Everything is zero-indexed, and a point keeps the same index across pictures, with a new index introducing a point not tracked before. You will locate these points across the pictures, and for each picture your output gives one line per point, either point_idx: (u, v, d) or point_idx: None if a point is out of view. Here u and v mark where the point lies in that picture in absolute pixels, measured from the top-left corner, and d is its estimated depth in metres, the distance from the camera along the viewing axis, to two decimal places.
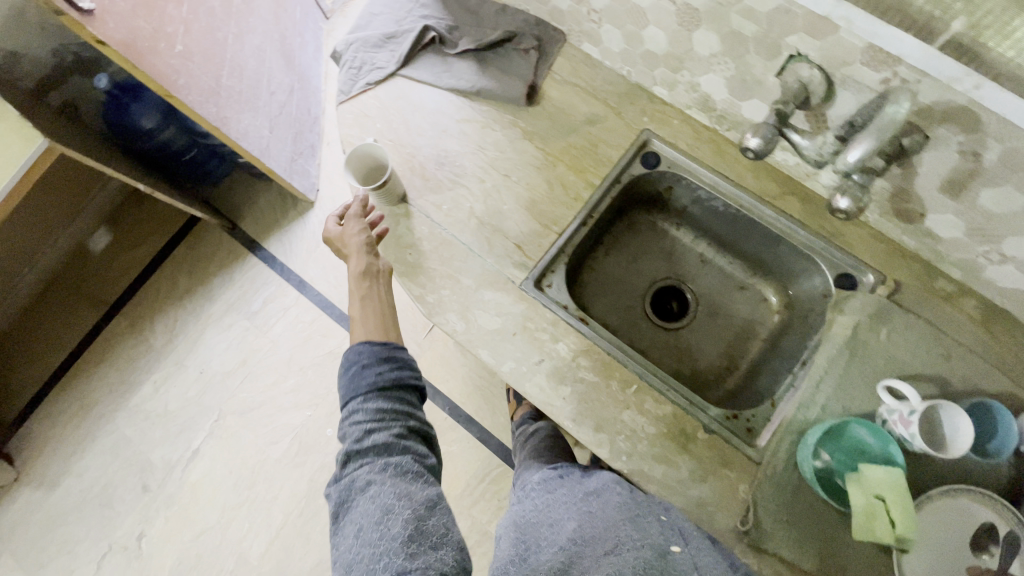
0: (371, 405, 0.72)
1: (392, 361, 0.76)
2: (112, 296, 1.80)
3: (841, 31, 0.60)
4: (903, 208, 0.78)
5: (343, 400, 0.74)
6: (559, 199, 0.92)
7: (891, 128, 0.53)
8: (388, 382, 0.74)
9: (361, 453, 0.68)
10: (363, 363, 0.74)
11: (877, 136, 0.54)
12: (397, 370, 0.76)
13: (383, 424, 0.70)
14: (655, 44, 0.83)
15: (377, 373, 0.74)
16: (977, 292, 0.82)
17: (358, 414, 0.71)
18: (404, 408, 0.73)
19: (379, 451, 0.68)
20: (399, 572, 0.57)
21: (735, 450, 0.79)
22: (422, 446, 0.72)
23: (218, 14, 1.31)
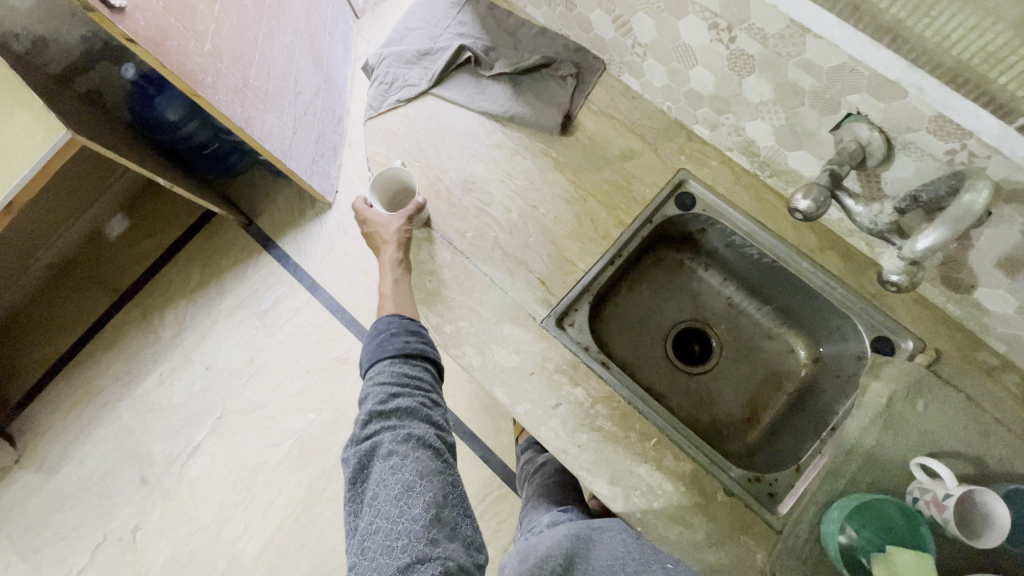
0: (397, 370, 0.77)
1: (419, 334, 0.81)
2: (124, 284, 1.80)
3: (910, 98, 0.56)
4: (952, 277, 0.74)
5: (367, 359, 0.80)
6: (587, 235, 0.89)
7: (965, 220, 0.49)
8: (414, 350, 0.80)
9: (383, 416, 0.74)
10: (392, 331, 0.80)
11: (950, 226, 0.50)
12: (421, 339, 0.81)
13: (406, 391, 0.76)
14: (700, 84, 0.79)
15: (403, 341, 0.79)
16: (1021, 367, 0.78)
17: (384, 379, 0.77)
18: (425, 377, 0.79)
19: (401, 415, 0.74)
20: (419, 554, 0.63)
21: (755, 516, 0.76)
22: (438, 415, 0.78)
23: (250, 13, 1.29)
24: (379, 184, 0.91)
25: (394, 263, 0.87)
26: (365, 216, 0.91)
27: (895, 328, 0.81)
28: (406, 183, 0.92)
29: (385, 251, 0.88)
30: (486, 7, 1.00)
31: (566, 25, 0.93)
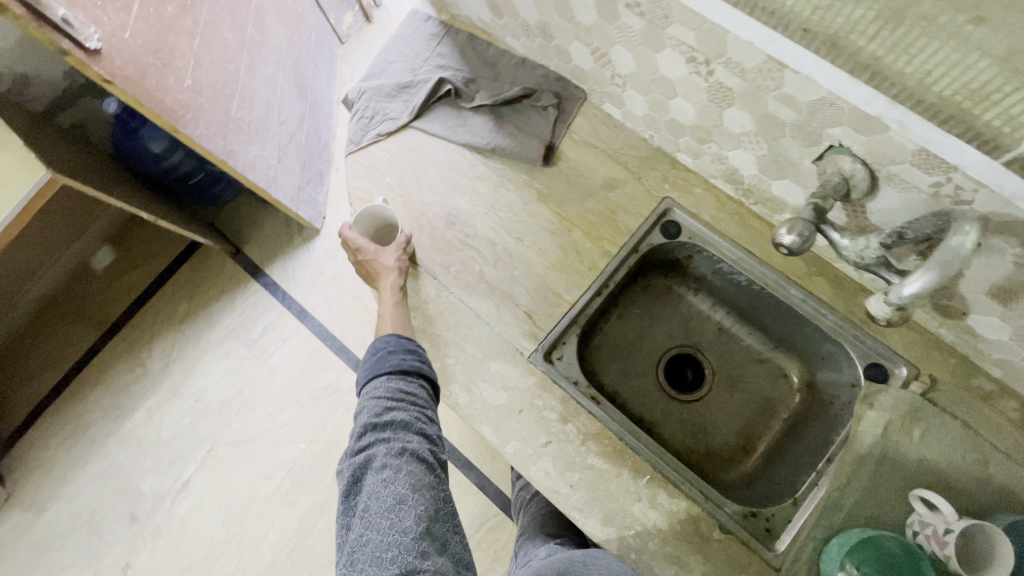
0: (393, 385, 0.76)
1: (417, 351, 0.80)
2: (111, 317, 1.77)
3: (892, 132, 0.55)
4: (944, 303, 0.73)
5: (365, 374, 0.79)
6: (573, 267, 0.87)
7: (954, 262, 0.49)
8: (412, 366, 0.78)
9: (378, 429, 0.73)
10: (391, 347, 0.79)
11: (938, 270, 0.50)
12: (420, 356, 0.80)
13: (401, 406, 0.75)
14: (681, 115, 0.78)
15: (402, 356, 0.78)
16: (1017, 392, 0.77)
17: (380, 393, 0.76)
18: (422, 394, 0.77)
19: (396, 429, 0.73)
20: (408, 566, 0.61)
21: (752, 554, 0.74)
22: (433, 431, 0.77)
23: (230, 46, 1.28)
24: (363, 221, 0.90)
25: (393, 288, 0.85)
26: (356, 244, 0.88)
27: (888, 355, 0.79)
28: (387, 219, 0.91)
29: (382, 277, 0.86)
30: (465, 38, 0.99)
31: (545, 55, 0.93)
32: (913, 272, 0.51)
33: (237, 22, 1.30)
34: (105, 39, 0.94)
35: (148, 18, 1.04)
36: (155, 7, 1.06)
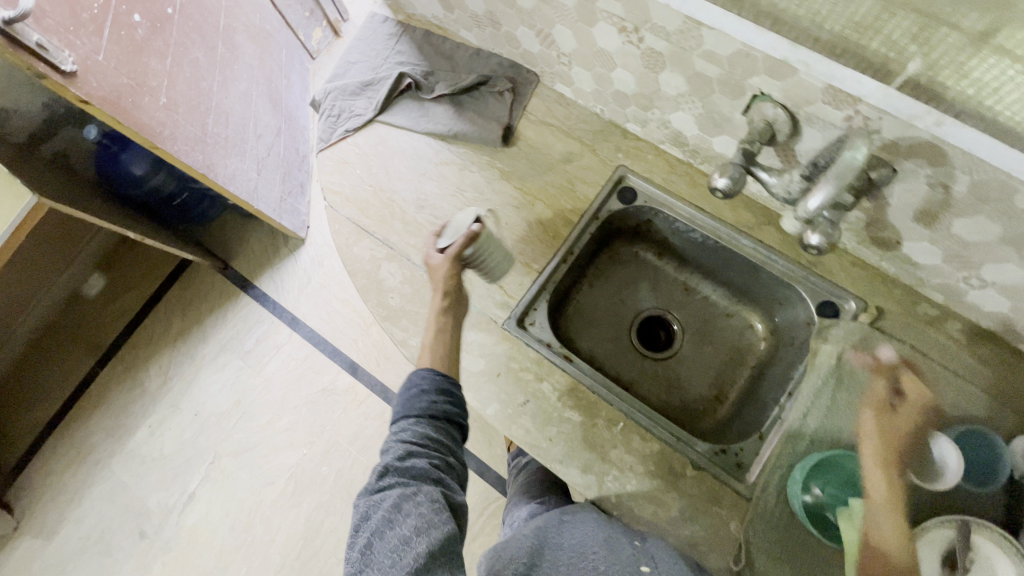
0: (419, 429, 0.71)
1: (449, 394, 0.74)
2: (106, 341, 1.81)
3: (800, 74, 0.60)
4: (879, 236, 0.78)
5: (393, 413, 0.75)
6: (538, 238, 0.93)
7: (850, 173, 0.56)
8: (442, 411, 0.73)
9: (397, 472, 0.68)
10: (422, 388, 0.74)
11: (837, 182, 0.57)
12: (453, 399, 0.75)
13: (425, 451, 0.70)
14: (624, 84, 0.84)
15: (432, 399, 0.73)
16: (960, 315, 0.82)
17: (405, 436, 0.71)
18: (448, 441, 0.72)
19: (415, 473, 0.68)
20: None
21: (723, 486, 0.78)
22: (455, 481, 0.72)
23: (202, 65, 1.34)
24: (454, 226, 0.84)
25: (442, 314, 0.82)
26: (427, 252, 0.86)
27: (838, 292, 0.84)
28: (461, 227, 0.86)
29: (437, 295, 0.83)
30: (422, 35, 1.05)
31: (497, 43, 0.98)
32: (815, 187, 0.59)
33: (208, 41, 1.36)
34: (81, 63, 0.99)
35: (120, 41, 1.10)
36: (126, 30, 1.11)
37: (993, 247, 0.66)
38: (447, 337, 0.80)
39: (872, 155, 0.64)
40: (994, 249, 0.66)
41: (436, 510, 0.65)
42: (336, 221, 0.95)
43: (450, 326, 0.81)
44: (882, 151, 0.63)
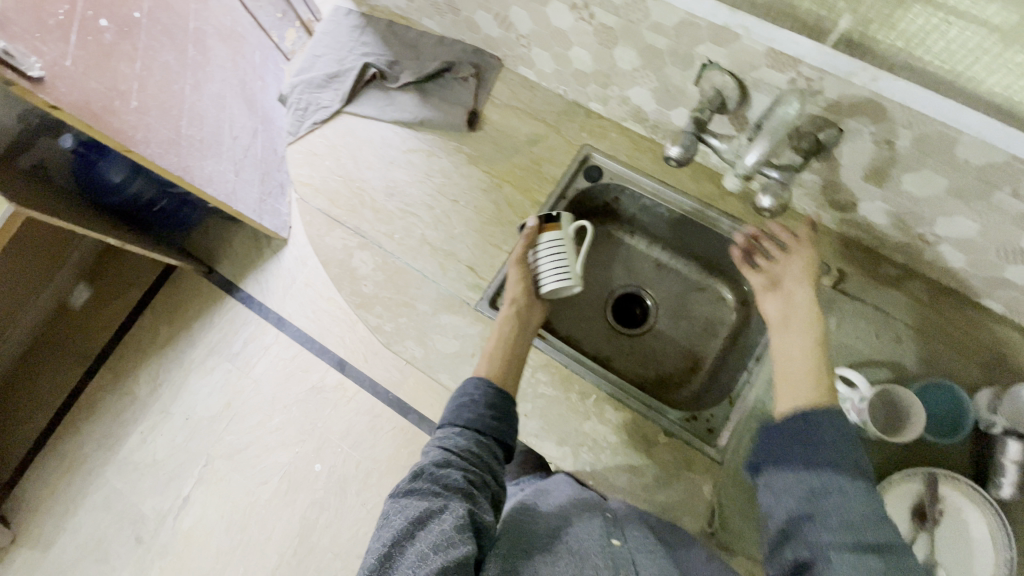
0: (462, 440, 0.72)
1: (493, 410, 0.75)
2: (95, 351, 1.80)
3: (742, 39, 0.62)
4: (836, 198, 0.80)
5: (439, 426, 0.76)
6: (506, 219, 0.94)
7: (783, 128, 0.58)
8: (488, 428, 0.73)
9: (432, 478, 0.66)
10: (472, 399, 0.75)
11: (770, 138, 0.60)
12: (501, 417, 0.75)
13: (462, 463, 0.69)
14: (581, 63, 0.85)
15: (480, 413, 0.74)
16: (922, 273, 0.83)
17: (448, 445, 0.71)
18: (488, 459, 0.71)
19: (452, 481, 0.66)
20: None
21: (696, 452, 0.80)
22: (488, 507, 0.67)
23: (174, 68, 1.35)
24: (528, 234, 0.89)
25: (508, 322, 0.83)
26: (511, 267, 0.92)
27: None
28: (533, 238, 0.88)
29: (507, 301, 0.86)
30: (386, 26, 1.06)
31: (459, 30, 0.99)
32: (751, 144, 0.61)
33: (178, 44, 1.37)
34: (47, 68, 0.99)
35: (87, 46, 1.10)
36: (93, 35, 1.12)
37: (941, 200, 0.68)
38: (509, 347, 0.82)
39: (818, 116, 0.65)
40: (943, 203, 0.68)
41: (458, 528, 0.59)
42: (307, 213, 0.96)
43: (517, 337, 0.82)
44: (827, 111, 0.65)
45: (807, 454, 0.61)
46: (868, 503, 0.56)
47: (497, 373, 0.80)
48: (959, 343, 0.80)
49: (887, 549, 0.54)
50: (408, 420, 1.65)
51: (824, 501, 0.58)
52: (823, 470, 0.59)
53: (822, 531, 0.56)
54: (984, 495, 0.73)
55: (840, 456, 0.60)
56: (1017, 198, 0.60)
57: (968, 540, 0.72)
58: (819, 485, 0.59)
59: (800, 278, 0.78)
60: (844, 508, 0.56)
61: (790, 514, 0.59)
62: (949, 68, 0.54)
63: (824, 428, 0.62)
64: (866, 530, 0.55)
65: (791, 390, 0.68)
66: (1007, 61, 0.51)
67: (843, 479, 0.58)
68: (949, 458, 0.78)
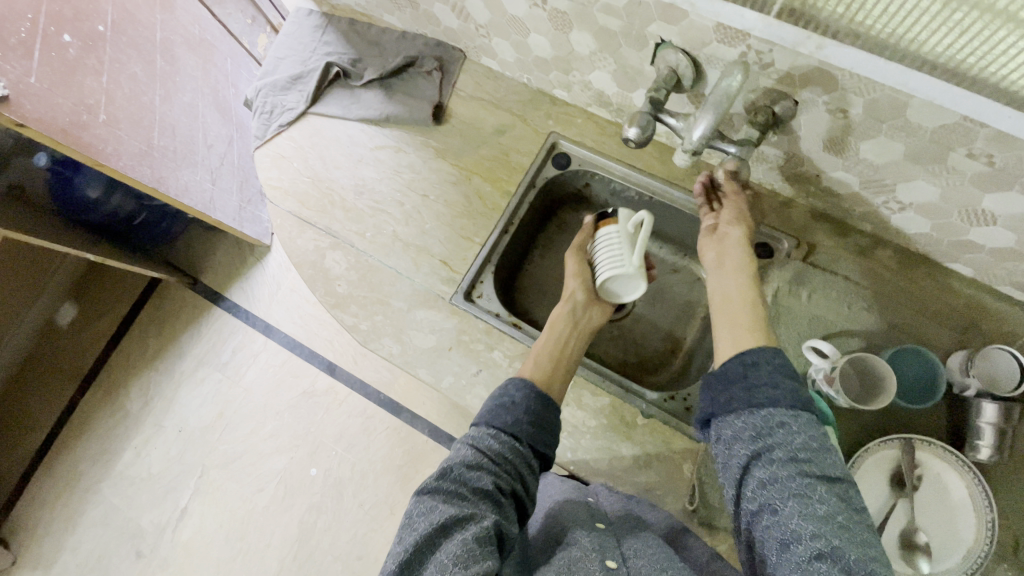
0: (496, 444, 0.66)
1: (533, 416, 0.70)
2: (86, 368, 1.69)
3: (690, 14, 0.62)
4: (800, 171, 0.80)
5: (472, 424, 0.71)
6: (477, 211, 0.94)
7: (725, 101, 0.58)
8: (526, 435, 0.68)
9: (459, 480, 0.62)
10: (514, 401, 0.71)
11: (715, 110, 0.59)
12: (540, 424, 0.70)
13: (493, 469, 0.64)
14: (541, 49, 0.85)
15: (519, 416, 0.69)
16: (892, 241, 0.84)
17: (480, 445, 0.66)
18: (522, 468, 0.66)
19: (481, 489, 0.61)
20: None
21: (674, 431, 0.81)
22: (513, 520, 0.62)
23: (142, 79, 1.32)
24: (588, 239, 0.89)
25: (564, 323, 0.82)
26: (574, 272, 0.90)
27: (772, 233, 0.85)
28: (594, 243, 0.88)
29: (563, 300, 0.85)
30: (347, 24, 1.06)
31: (420, 24, 0.99)
32: (698, 117, 0.61)
33: (145, 56, 1.35)
34: (11, 86, 0.95)
35: (51, 62, 1.07)
36: (56, 51, 1.09)
37: (900, 165, 0.68)
38: (562, 349, 0.80)
39: (772, 90, 0.67)
40: (903, 168, 0.68)
41: (481, 542, 0.54)
42: (278, 216, 0.96)
43: (571, 340, 0.81)
44: (781, 83, 0.65)
45: (749, 396, 0.60)
46: (811, 432, 0.56)
47: (543, 377, 0.76)
48: (928, 309, 0.81)
49: (835, 478, 0.54)
50: (402, 419, 1.49)
51: (769, 438, 0.57)
52: (767, 408, 0.58)
53: (771, 467, 0.55)
54: (961, 460, 0.73)
55: (782, 390, 0.59)
56: (972, 158, 0.61)
57: (947, 505, 0.72)
58: (763, 423, 0.58)
59: (736, 221, 0.79)
60: (791, 441, 0.56)
61: (739, 456, 0.58)
62: (891, 32, 0.54)
63: (763, 369, 0.61)
64: (812, 461, 0.54)
65: (730, 328, 0.69)
66: (946, 21, 0.50)
67: (787, 414, 0.58)
68: (927, 423, 0.78)
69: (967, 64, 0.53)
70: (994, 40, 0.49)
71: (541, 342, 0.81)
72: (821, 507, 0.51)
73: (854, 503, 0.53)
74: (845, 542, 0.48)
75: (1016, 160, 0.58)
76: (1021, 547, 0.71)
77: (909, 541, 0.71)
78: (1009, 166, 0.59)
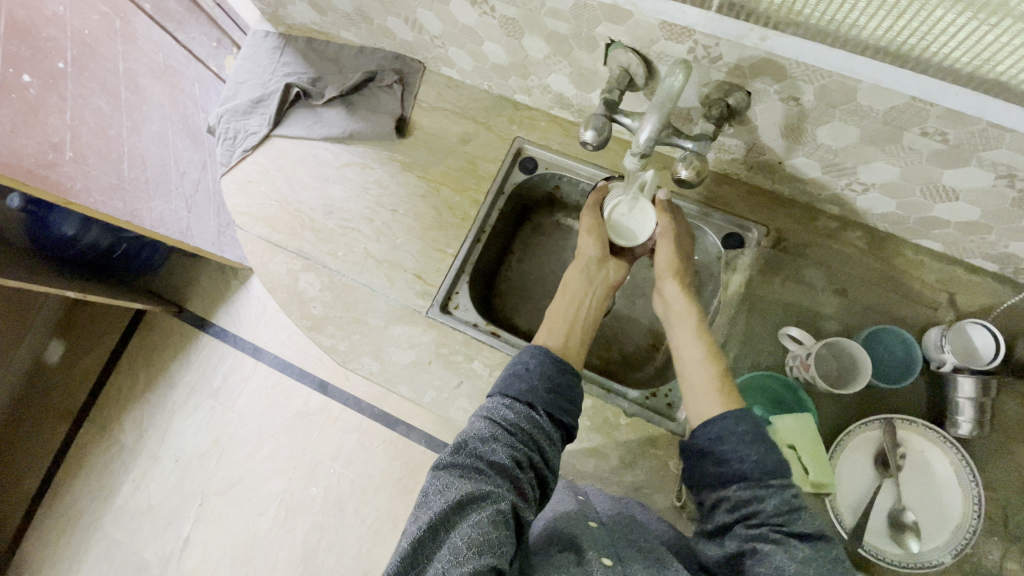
0: (512, 415, 0.64)
1: (550, 383, 0.67)
2: (77, 405, 1.55)
3: (633, 14, 0.62)
4: (762, 159, 0.80)
5: (489, 393, 0.68)
6: (447, 222, 0.94)
7: (669, 101, 0.57)
8: (542, 402, 0.66)
9: (474, 455, 0.60)
10: (527, 368, 0.69)
11: (661, 111, 0.59)
12: (557, 391, 0.67)
13: (510, 441, 0.61)
14: (497, 57, 0.85)
15: (535, 383, 0.67)
16: (859, 222, 0.84)
17: (495, 416, 0.64)
18: (540, 438, 0.64)
19: (496, 465, 0.59)
20: None
21: (656, 428, 0.81)
22: (533, 496, 0.60)
23: (107, 113, 1.25)
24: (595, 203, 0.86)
25: (578, 283, 0.81)
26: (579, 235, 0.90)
27: (740, 222, 0.85)
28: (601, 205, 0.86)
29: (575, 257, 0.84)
30: (304, 43, 1.05)
31: (376, 38, 0.99)
32: (644, 119, 0.60)
33: (109, 89, 1.27)
34: None
35: (10, 103, 1.02)
36: (16, 92, 1.04)
37: (858, 148, 0.68)
38: (577, 311, 0.79)
39: (724, 83, 0.67)
40: (863, 151, 0.68)
41: (497, 524, 0.53)
42: (248, 241, 0.96)
43: (586, 301, 0.80)
44: (731, 76, 0.65)
45: (720, 471, 0.60)
46: (784, 494, 0.55)
47: (558, 345, 0.75)
48: (899, 287, 0.81)
49: (810, 535, 0.54)
50: (397, 432, 1.41)
51: (744, 511, 0.56)
52: (738, 484, 0.58)
53: (750, 536, 0.55)
54: (941, 434, 0.73)
55: (748, 463, 0.58)
56: (927, 137, 0.60)
57: (934, 481, 0.72)
58: (739, 495, 0.57)
59: (664, 274, 0.80)
60: (766, 510, 0.55)
61: (721, 524, 0.58)
62: (830, 19, 0.54)
63: (727, 441, 0.60)
64: (788, 524, 0.54)
65: (693, 400, 0.67)
66: (881, 6, 0.50)
67: (759, 486, 0.57)
68: (909, 402, 0.78)
69: (909, 45, 0.53)
70: (933, 19, 0.49)
71: (555, 305, 0.80)
72: (803, 563, 0.52)
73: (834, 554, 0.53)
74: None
75: (969, 136, 0.57)
76: (1010, 518, 0.71)
77: (897, 520, 0.71)
78: (963, 142, 0.59)
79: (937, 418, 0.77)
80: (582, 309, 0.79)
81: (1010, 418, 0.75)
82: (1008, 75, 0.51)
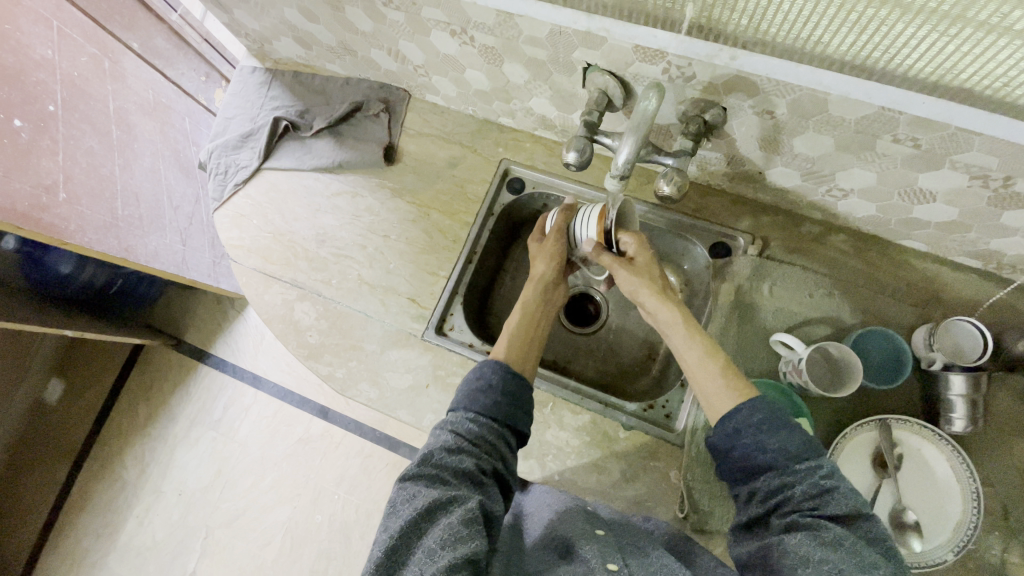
0: (476, 425, 0.66)
1: (512, 392, 0.69)
2: (79, 443, 1.54)
3: (607, 40, 0.64)
4: (743, 169, 0.82)
5: (451, 408, 0.70)
6: (438, 245, 0.95)
7: (643, 124, 0.60)
8: (504, 415, 0.67)
9: (440, 466, 0.61)
10: (491, 382, 0.69)
11: (637, 134, 0.61)
12: (518, 402, 0.69)
13: (474, 451, 0.63)
14: (479, 83, 0.87)
15: (498, 397, 0.68)
16: (842, 227, 0.86)
17: (460, 428, 0.65)
18: (502, 446, 0.66)
19: (460, 474, 0.61)
20: None
21: (657, 441, 0.81)
22: (497, 499, 0.62)
23: (99, 152, 1.26)
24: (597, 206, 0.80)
25: (536, 302, 0.84)
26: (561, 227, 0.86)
27: (727, 231, 0.88)
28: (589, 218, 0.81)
29: (534, 268, 0.87)
30: (292, 76, 1.08)
31: (361, 69, 1.01)
32: (622, 141, 0.62)
33: (99, 129, 1.28)
34: None
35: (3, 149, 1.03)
36: (8, 138, 1.05)
37: (834, 155, 0.70)
38: (534, 325, 0.81)
39: (701, 99, 0.69)
40: (838, 159, 0.70)
41: (468, 522, 0.55)
42: (243, 273, 0.97)
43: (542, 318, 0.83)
44: (706, 92, 0.67)
45: (745, 461, 0.59)
46: (812, 479, 0.55)
47: (519, 356, 0.77)
48: (886, 289, 0.82)
49: (841, 516, 0.53)
50: (400, 454, 1.40)
51: (774, 500, 0.56)
52: (766, 473, 0.57)
53: (780, 527, 0.54)
54: (937, 432, 0.73)
55: (773, 452, 0.57)
56: (899, 143, 0.62)
57: (933, 483, 0.72)
58: (771, 486, 0.56)
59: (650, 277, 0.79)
60: (796, 494, 0.54)
61: (753, 517, 0.58)
62: (795, 38, 0.56)
63: (747, 433, 0.59)
64: (819, 508, 0.54)
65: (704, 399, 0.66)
66: (844, 23, 0.52)
67: (788, 471, 0.56)
68: (900, 401, 0.79)
69: (872, 58, 0.55)
70: (894, 33, 0.51)
71: (517, 317, 0.81)
72: (835, 547, 0.50)
73: (866, 535, 0.52)
74: (850, 567, 0.48)
75: (940, 140, 0.59)
76: (1011, 513, 0.71)
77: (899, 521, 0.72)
78: (935, 146, 0.60)
79: (931, 416, 0.78)
80: (541, 327, 0.82)
81: (1003, 412, 0.76)
82: (973, 82, 0.53)
